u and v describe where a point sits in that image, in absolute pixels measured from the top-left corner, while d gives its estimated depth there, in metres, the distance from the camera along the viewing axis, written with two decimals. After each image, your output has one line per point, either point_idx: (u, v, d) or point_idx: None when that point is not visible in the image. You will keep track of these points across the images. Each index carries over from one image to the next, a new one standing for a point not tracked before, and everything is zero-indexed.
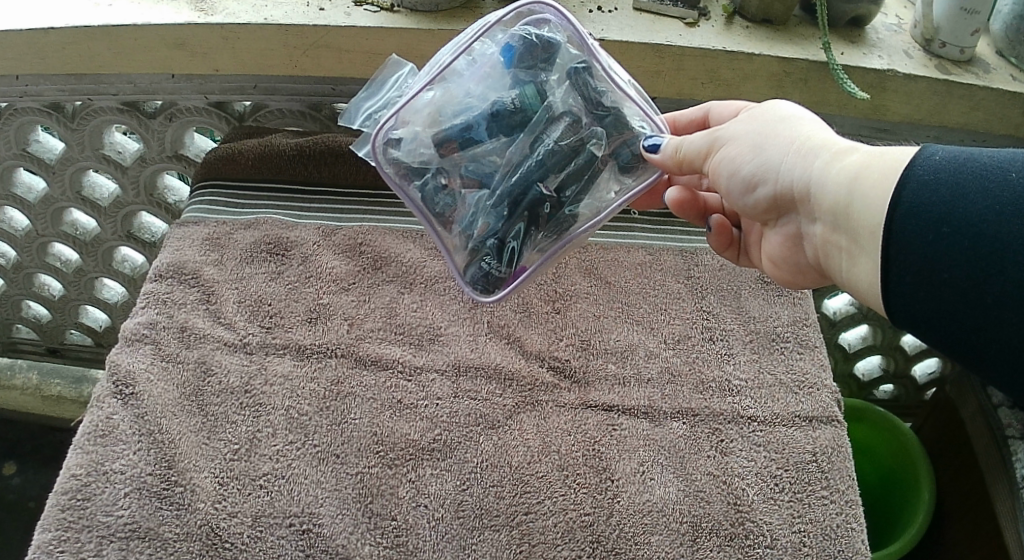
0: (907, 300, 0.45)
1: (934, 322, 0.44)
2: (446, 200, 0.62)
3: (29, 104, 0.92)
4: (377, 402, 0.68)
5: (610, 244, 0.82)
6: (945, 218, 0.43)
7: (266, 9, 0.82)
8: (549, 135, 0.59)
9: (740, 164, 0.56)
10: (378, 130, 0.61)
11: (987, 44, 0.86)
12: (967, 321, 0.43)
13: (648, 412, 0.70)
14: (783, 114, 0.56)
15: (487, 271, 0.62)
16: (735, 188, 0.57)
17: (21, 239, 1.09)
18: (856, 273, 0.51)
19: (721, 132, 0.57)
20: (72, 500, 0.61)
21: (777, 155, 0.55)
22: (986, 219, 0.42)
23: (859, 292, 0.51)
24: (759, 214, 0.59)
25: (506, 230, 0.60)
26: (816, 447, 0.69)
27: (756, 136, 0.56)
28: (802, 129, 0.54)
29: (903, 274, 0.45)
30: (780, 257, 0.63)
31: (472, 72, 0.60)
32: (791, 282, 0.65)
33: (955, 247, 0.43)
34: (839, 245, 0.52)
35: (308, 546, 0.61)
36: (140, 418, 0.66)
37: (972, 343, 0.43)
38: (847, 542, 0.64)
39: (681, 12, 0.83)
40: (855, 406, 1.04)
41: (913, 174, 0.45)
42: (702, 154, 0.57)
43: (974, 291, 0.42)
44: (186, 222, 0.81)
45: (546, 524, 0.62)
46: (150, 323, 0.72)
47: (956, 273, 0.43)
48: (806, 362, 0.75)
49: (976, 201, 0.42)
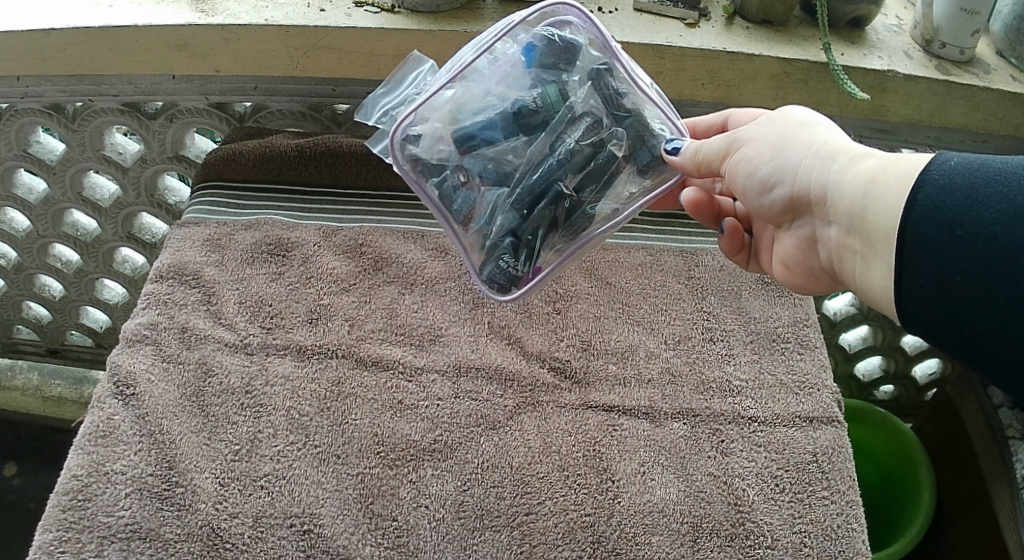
0: (920, 302, 0.45)
1: (944, 324, 0.45)
2: (463, 198, 0.62)
3: (29, 105, 0.92)
4: (377, 402, 0.69)
5: (611, 245, 0.83)
6: (958, 220, 0.43)
7: (267, 10, 0.82)
8: (570, 135, 0.59)
9: (757, 167, 0.56)
10: (397, 126, 0.61)
11: (988, 44, 0.86)
12: (978, 324, 0.43)
13: (648, 413, 0.70)
14: (800, 119, 0.56)
15: (505, 269, 0.61)
16: (752, 189, 0.58)
17: (21, 240, 1.09)
18: (873, 276, 0.51)
19: (739, 134, 0.57)
20: (73, 500, 0.61)
21: (795, 157, 0.55)
22: (998, 224, 0.42)
23: (871, 296, 0.52)
24: (774, 217, 0.59)
25: (527, 229, 0.60)
26: (817, 447, 0.69)
27: (775, 138, 0.56)
28: (821, 133, 0.55)
29: (918, 276, 0.45)
30: (794, 259, 0.63)
31: (493, 71, 0.61)
32: (804, 286, 0.65)
33: (967, 250, 0.43)
34: (854, 248, 0.52)
35: (309, 546, 0.61)
36: (140, 419, 0.66)
37: (984, 347, 0.43)
38: (847, 543, 0.64)
39: (682, 12, 0.83)
40: (855, 407, 1.04)
41: (928, 178, 0.45)
42: (721, 155, 0.57)
43: (985, 294, 0.42)
44: (187, 223, 0.81)
45: (547, 524, 0.63)
46: (151, 324, 0.72)
47: (968, 276, 0.43)
48: (806, 362, 0.75)
49: (989, 206, 0.42)
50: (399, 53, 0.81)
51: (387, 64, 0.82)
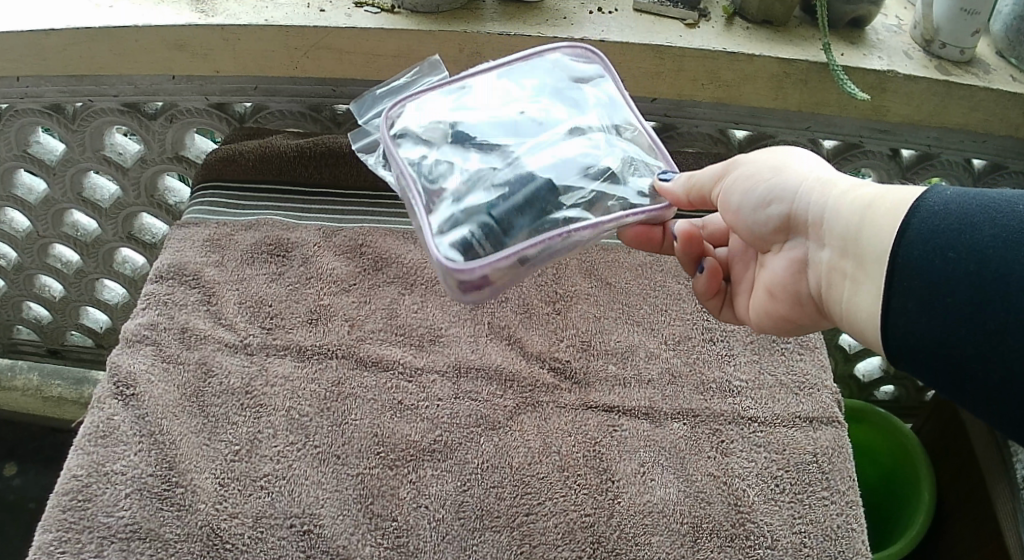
0: (907, 328, 0.44)
1: (932, 351, 0.43)
2: (441, 171, 0.60)
3: (29, 105, 0.92)
4: (377, 402, 0.69)
5: (611, 245, 0.83)
6: (952, 244, 0.43)
7: (266, 11, 0.82)
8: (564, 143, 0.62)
9: (753, 185, 0.57)
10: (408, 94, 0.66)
11: (988, 44, 0.86)
12: (968, 351, 0.42)
13: (648, 413, 0.70)
14: (804, 152, 0.57)
15: (468, 240, 0.54)
16: (747, 207, 0.58)
17: (21, 240, 1.09)
18: (860, 301, 0.50)
19: (743, 155, 0.59)
20: (73, 500, 0.61)
21: (794, 180, 0.55)
22: (991, 247, 0.41)
23: (859, 324, 0.50)
24: (767, 238, 0.58)
25: (503, 206, 0.56)
26: (817, 447, 0.69)
27: (777, 162, 0.57)
28: (823, 167, 0.55)
29: (907, 300, 0.44)
30: (779, 286, 0.59)
31: (508, 86, 0.66)
32: (786, 320, 0.61)
33: (959, 273, 0.42)
34: (844, 272, 0.51)
35: (308, 546, 0.61)
36: (141, 419, 0.66)
37: (973, 375, 0.42)
38: (847, 543, 0.64)
39: (682, 12, 0.83)
40: (855, 407, 1.04)
41: (925, 204, 0.45)
42: (718, 171, 0.58)
43: (977, 318, 0.41)
44: (186, 223, 0.81)
45: (547, 524, 0.63)
46: (151, 324, 0.72)
47: (960, 300, 0.42)
48: (806, 363, 0.75)
49: (983, 230, 0.42)
50: (399, 53, 0.81)
51: (386, 64, 0.82)
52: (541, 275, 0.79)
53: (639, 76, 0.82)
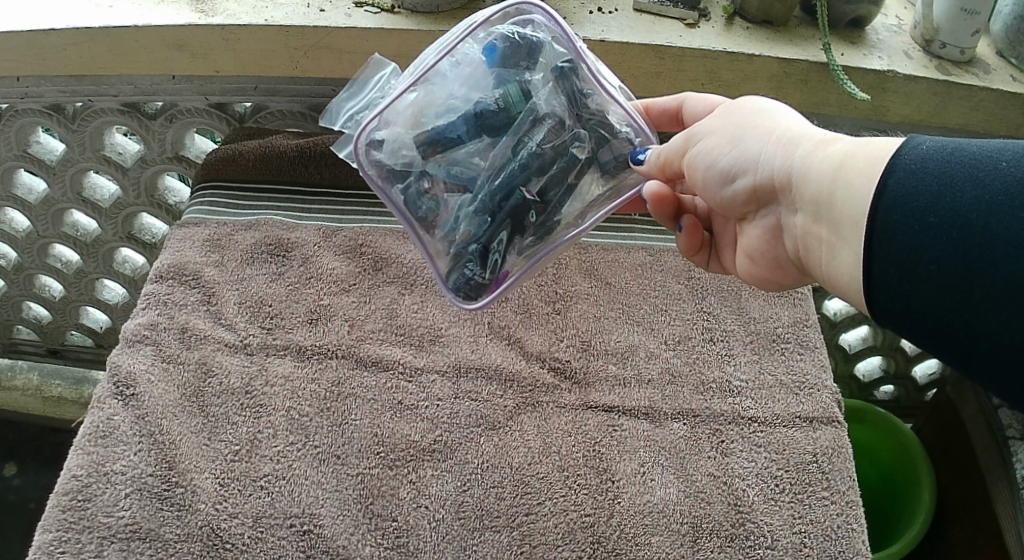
0: (890, 293, 0.43)
1: (921, 319, 0.42)
2: (428, 204, 0.60)
3: (30, 105, 0.92)
4: (377, 402, 0.69)
5: (610, 245, 0.83)
6: (931, 208, 0.41)
7: (266, 11, 0.81)
8: (533, 135, 0.58)
9: (716, 158, 0.55)
10: (360, 131, 0.59)
11: (988, 44, 0.86)
12: (953, 318, 0.41)
13: (648, 413, 0.70)
14: (762, 107, 0.55)
15: (470, 278, 0.59)
16: (713, 183, 0.56)
17: (21, 240, 1.09)
18: (840, 262, 0.48)
19: (699, 128, 0.57)
20: (73, 500, 0.61)
21: (756, 147, 0.53)
22: (973, 210, 0.40)
23: (839, 285, 0.50)
24: (739, 208, 0.57)
25: (489, 228, 0.58)
26: (817, 447, 0.69)
27: (734, 129, 0.55)
28: (781, 122, 0.53)
29: (889, 267, 0.43)
30: (757, 251, 0.60)
31: (455, 73, 0.59)
32: (768, 280, 0.62)
33: (941, 237, 0.41)
34: (820, 236, 0.50)
35: (308, 546, 0.61)
36: (140, 419, 0.66)
37: (960, 342, 0.41)
38: (847, 543, 0.64)
39: (682, 12, 0.83)
40: (855, 408, 1.04)
41: (900, 162, 0.44)
42: (679, 151, 0.57)
43: (961, 284, 0.40)
44: (186, 223, 0.81)
45: (547, 525, 0.63)
46: (151, 324, 0.72)
47: (942, 265, 0.41)
48: (806, 362, 0.75)
49: (966, 191, 0.41)
50: (400, 53, 0.81)
51: None
52: (541, 274, 0.79)
53: (639, 76, 0.82)
